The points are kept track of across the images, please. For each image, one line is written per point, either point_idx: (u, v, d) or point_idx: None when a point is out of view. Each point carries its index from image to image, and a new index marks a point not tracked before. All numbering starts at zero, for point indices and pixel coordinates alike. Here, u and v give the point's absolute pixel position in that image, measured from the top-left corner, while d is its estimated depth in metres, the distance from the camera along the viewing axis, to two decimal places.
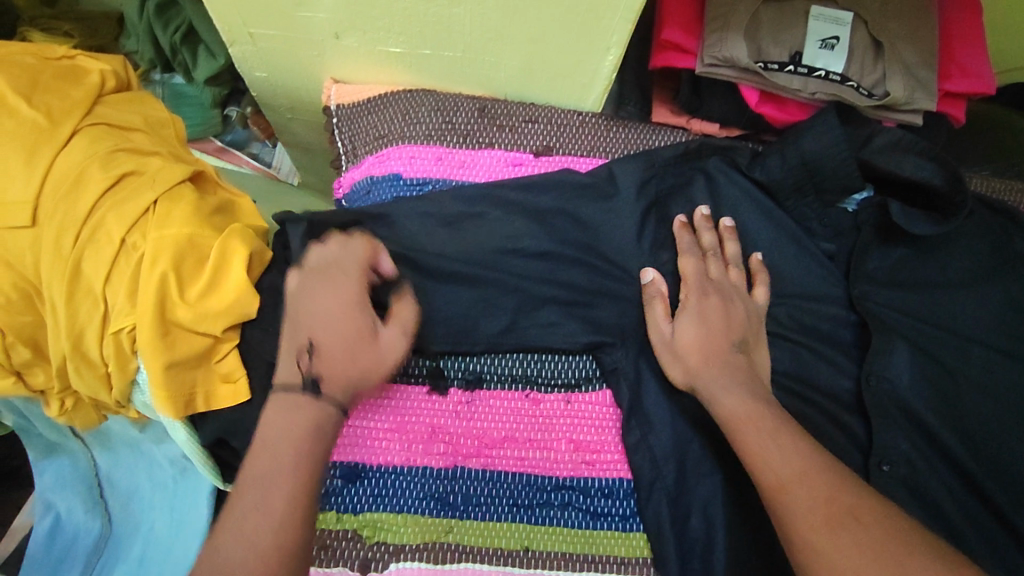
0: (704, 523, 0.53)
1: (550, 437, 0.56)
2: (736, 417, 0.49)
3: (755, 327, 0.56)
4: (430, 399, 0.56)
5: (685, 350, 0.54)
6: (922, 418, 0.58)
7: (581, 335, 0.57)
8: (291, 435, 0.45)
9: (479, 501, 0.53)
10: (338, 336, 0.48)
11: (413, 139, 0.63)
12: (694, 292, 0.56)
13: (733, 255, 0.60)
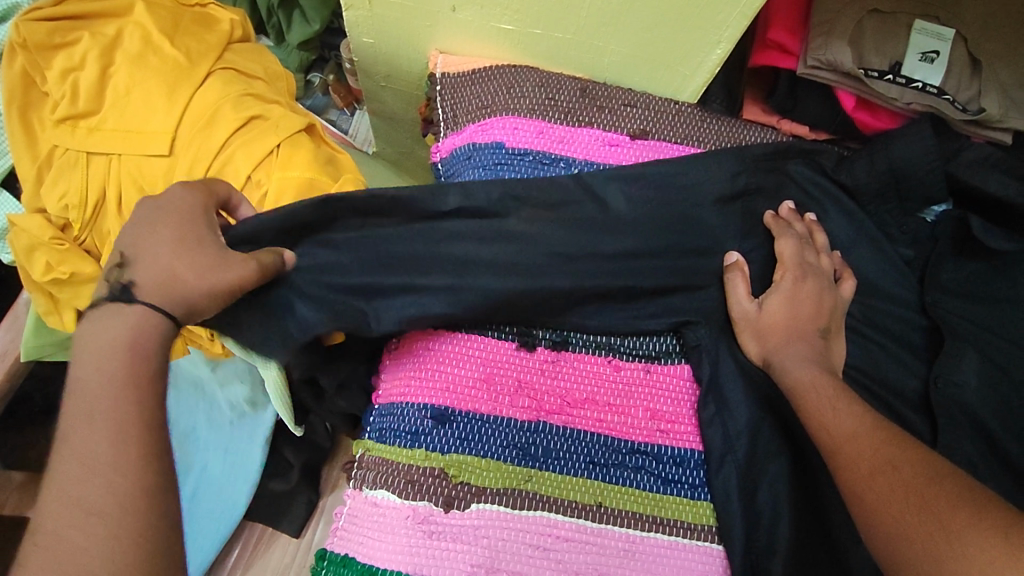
0: (770, 498, 0.55)
1: (628, 403, 0.58)
2: (804, 385, 0.53)
3: (834, 314, 0.59)
4: (518, 355, 0.58)
5: (769, 328, 0.58)
6: (986, 422, 0.59)
7: (664, 316, 0.60)
8: (110, 341, 0.45)
9: (558, 456, 0.55)
10: (170, 245, 0.48)
11: (516, 111, 0.67)
12: (791, 274, 0.60)
13: (823, 246, 0.63)
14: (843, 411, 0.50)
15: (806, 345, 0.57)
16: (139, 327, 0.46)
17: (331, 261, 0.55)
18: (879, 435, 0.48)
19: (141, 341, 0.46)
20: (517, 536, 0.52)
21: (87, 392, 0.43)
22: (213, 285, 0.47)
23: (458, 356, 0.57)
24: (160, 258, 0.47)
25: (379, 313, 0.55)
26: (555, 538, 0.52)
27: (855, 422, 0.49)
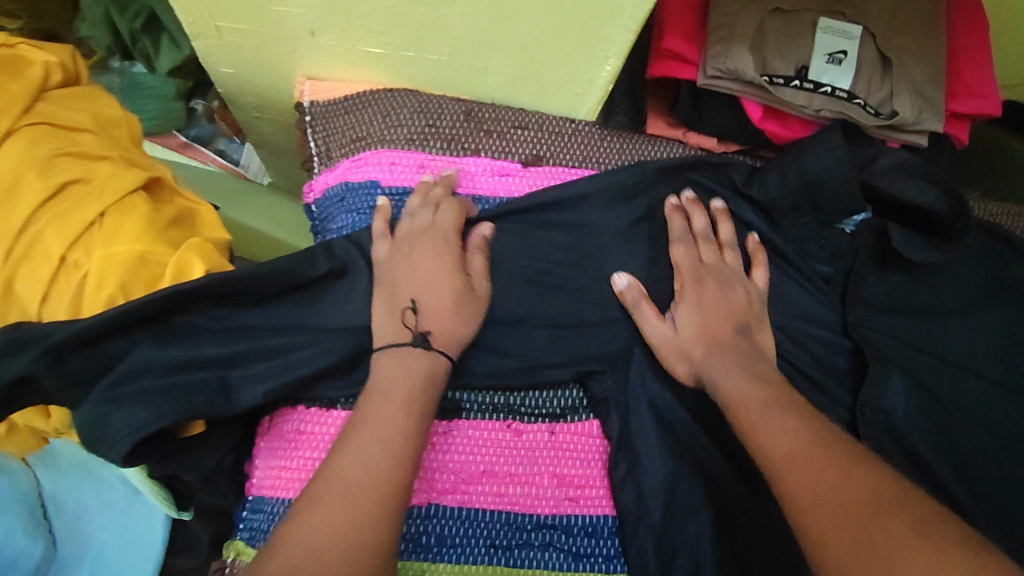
0: (690, 559, 0.49)
1: (532, 472, 0.53)
2: (737, 397, 0.48)
3: (748, 309, 0.55)
4: None
5: (689, 344, 0.53)
6: (916, 450, 0.56)
7: (568, 364, 0.54)
8: (409, 380, 0.47)
9: (454, 543, 0.50)
10: (432, 285, 0.51)
11: (393, 143, 0.59)
12: (689, 280, 0.56)
13: (728, 238, 0.58)
14: (787, 432, 0.44)
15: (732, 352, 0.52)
16: (435, 367, 0.48)
17: (174, 347, 0.48)
18: (822, 458, 0.41)
19: (436, 381, 0.48)
20: None
21: (383, 409, 0.45)
22: (460, 330, 0.51)
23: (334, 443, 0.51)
24: (432, 296, 0.51)
25: (237, 394, 0.48)
26: None
27: (791, 439, 0.43)
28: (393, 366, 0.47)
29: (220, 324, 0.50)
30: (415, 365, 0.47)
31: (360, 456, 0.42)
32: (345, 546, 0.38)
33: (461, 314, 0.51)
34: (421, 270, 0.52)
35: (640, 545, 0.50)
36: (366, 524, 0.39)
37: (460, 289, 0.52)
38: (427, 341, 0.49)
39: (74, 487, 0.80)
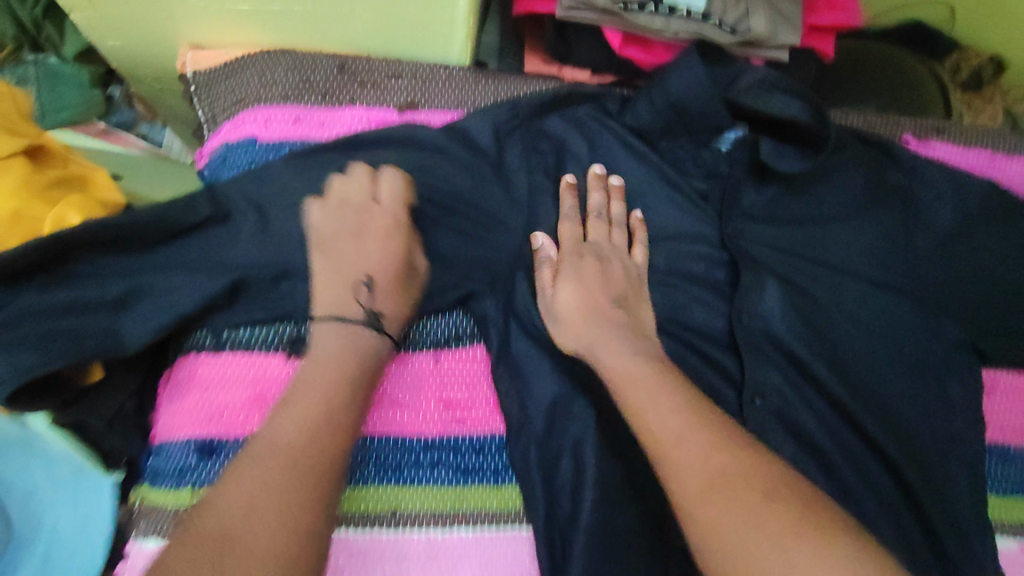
0: (572, 463, 0.53)
1: (417, 399, 0.55)
2: (628, 373, 0.48)
3: (633, 290, 0.56)
4: (289, 366, 0.54)
5: (566, 313, 0.54)
6: (793, 351, 0.59)
7: (447, 292, 0.57)
8: (342, 351, 0.48)
9: (343, 467, 0.52)
10: (385, 263, 0.53)
11: (269, 101, 0.61)
12: (570, 254, 0.57)
13: (614, 216, 0.60)
14: (671, 415, 0.44)
15: (610, 330, 0.52)
16: (379, 348, 0.50)
17: (59, 291, 0.51)
18: (698, 432, 0.43)
19: (364, 360, 0.49)
20: None
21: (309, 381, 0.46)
22: (404, 288, 0.54)
23: (221, 382, 0.54)
24: (380, 268, 0.52)
25: (127, 334, 0.51)
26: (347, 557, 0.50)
27: (679, 417, 0.44)
28: (327, 339, 0.49)
29: (103, 270, 0.52)
30: (349, 329, 0.50)
31: (289, 434, 0.43)
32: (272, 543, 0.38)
33: (409, 293, 0.54)
34: (354, 250, 0.52)
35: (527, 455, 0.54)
36: (290, 493, 0.40)
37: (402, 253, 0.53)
38: (380, 325, 0.51)
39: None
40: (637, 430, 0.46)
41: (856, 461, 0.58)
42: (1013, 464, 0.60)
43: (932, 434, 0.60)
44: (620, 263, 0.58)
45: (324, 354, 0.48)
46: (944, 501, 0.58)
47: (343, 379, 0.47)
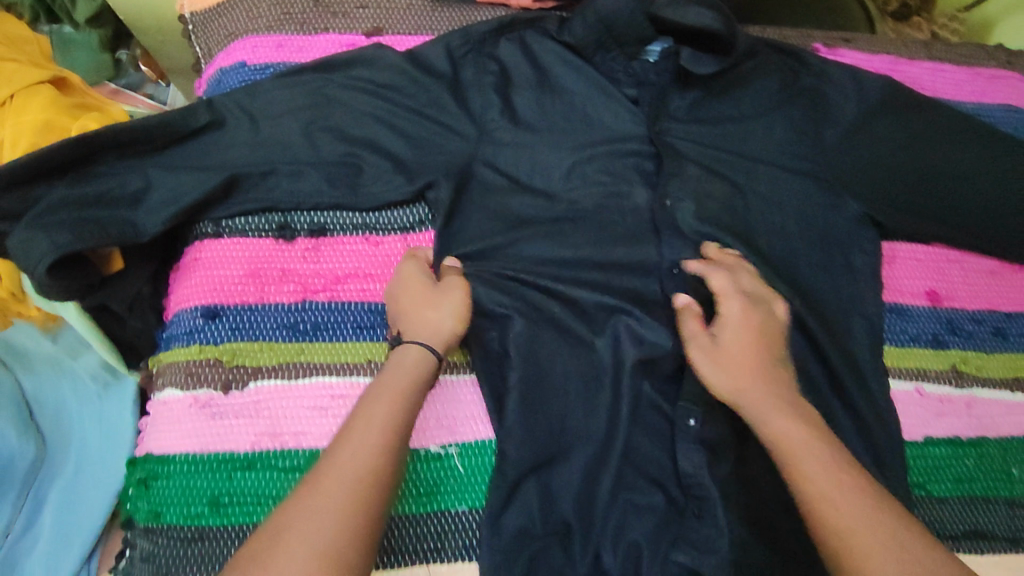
0: (521, 325, 0.63)
1: (388, 272, 0.65)
2: (792, 440, 0.52)
3: (778, 336, 0.60)
4: (278, 248, 0.64)
5: (725, 355, 0.58)
6: (708, 229, 0.68)
7: (405, 187, 0.66)
8: (394, 381, 0.52)
9: (327, 327, 0.62)
10: (400, 298, 0.60)
11: (256, 31, 0.72)
12: (734, 305, 0.61)
13: (754, 289, 0.62)
14: (826, 472, 0.49)
15: (775, 389, 0.56)
16: (413, 363, 0.54)
17: (84, 187, 0.60)
18: (863, 496, 0.48)
19: (425, 376, 0.54)
20: (295, 402, 0.60)
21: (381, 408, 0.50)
22: (434, 320, 0.57)
23: (220, 261, 0.63)
24: (403, 309, 0.59)
25: (144, 227, 0.61)
26: (331, 398, 0.61)
27: (830, 467, 0.50)
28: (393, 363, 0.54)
29: (119, 171, 0.62)
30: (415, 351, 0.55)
31: (357, 447, 0.47)
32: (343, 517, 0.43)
33: (438, 322, 0.57)
34: (388, 293, 0.61)
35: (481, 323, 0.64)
36: (362, 510, 0.44)
37: (424, 290, 0.59)
38: (400, 340, 0.56)
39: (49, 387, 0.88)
40: (801, 497, 0.49)
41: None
42: (908, 319, 0.69)
43: (836, 298, 0.69)
44: (766, 315, 0.61)
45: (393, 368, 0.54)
46: (845, 354, 0.67)
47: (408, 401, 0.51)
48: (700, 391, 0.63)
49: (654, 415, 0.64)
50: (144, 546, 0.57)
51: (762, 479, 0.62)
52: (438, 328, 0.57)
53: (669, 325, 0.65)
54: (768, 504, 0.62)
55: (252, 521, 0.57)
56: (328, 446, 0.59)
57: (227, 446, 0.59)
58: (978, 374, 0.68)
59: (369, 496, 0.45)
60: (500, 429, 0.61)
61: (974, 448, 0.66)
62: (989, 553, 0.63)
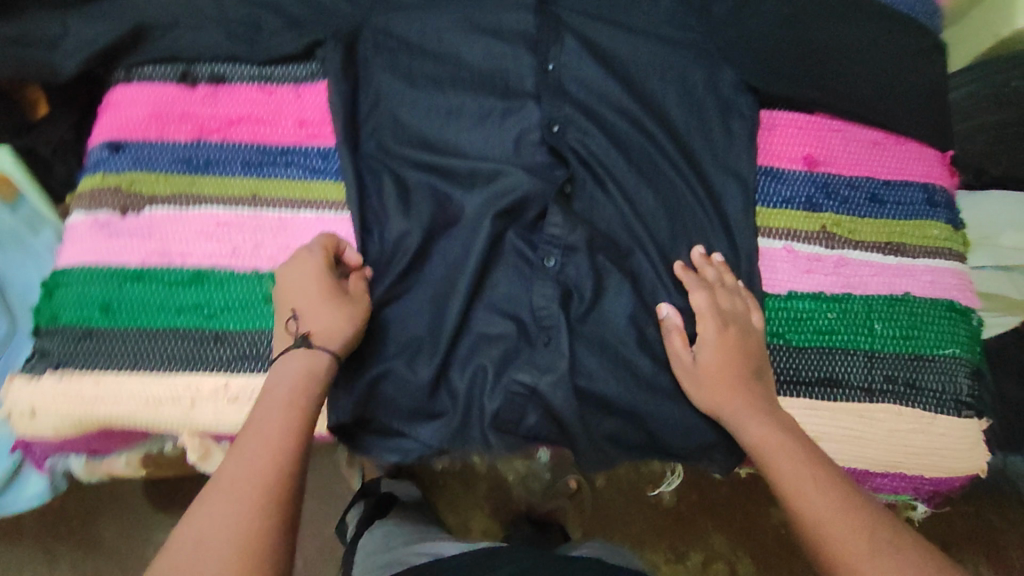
0: (396, 174, 0.69)
1: (279, 118, 0.69)
2: (757, 440, 0.58)
3: (754, 343, 0.64)
4: (181, 94, 0.70)
5: (706, 373, 0.62)
6: (584, 96, 0.70)
7: (294, 42, 0.68)
8: (289, 382, 0.54)
9: (218, 164, 0.68)
10: (306, 292, 0.59)
11: None
12: (713, 325, 0.63)
13: (731, 306, 0.64)
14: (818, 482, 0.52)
15: (747, 395, 0.61)
16: (309, 362, 0.55)
17: (9, 28, 0.67)
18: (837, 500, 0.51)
19: (317, 377, 0.55)
20: (183, 226, 0.66)
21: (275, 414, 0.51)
22: (334, 321, 0.58)
23: (128, 103, 0.69)
24: (304, 302, 0.58)
25: (62, 67, 0.67)
26: (216, 225, 0.66)
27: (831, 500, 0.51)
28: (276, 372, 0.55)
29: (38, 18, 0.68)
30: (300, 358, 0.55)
31: (257, 453, 0.48)
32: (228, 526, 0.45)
33: (330, 317, 0.58)
34: (293, 285, 0.59)
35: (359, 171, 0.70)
36: (259, 513, 0.46)
37: (326, 293, 0.59)
38: (306, 339, 0.56)
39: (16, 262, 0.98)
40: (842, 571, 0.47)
41: (642, 179, 0.69)
42: (782, 182, 0.71)
43: (712, 158, 0.70)
44: (739, 322, 0.64)
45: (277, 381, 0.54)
46: (710, 211, 0.69)
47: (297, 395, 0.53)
48: (558, 235, 0.66)
49: (516, 260, 0.67)
50: (43, 343, 0.64)
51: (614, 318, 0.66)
52: (336, 331, 0.58)
53: (541, 176, 0.68)
54: (618, 341, 0.65)
55: (136, 325, 0.63)
56: (210, 265, 0.65)
57: (120, 261, 0.65)
58: (850, 237, 0.70)
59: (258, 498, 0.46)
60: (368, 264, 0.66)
61: (838, 303, 0.67)
62: (839, 399, 0.65)
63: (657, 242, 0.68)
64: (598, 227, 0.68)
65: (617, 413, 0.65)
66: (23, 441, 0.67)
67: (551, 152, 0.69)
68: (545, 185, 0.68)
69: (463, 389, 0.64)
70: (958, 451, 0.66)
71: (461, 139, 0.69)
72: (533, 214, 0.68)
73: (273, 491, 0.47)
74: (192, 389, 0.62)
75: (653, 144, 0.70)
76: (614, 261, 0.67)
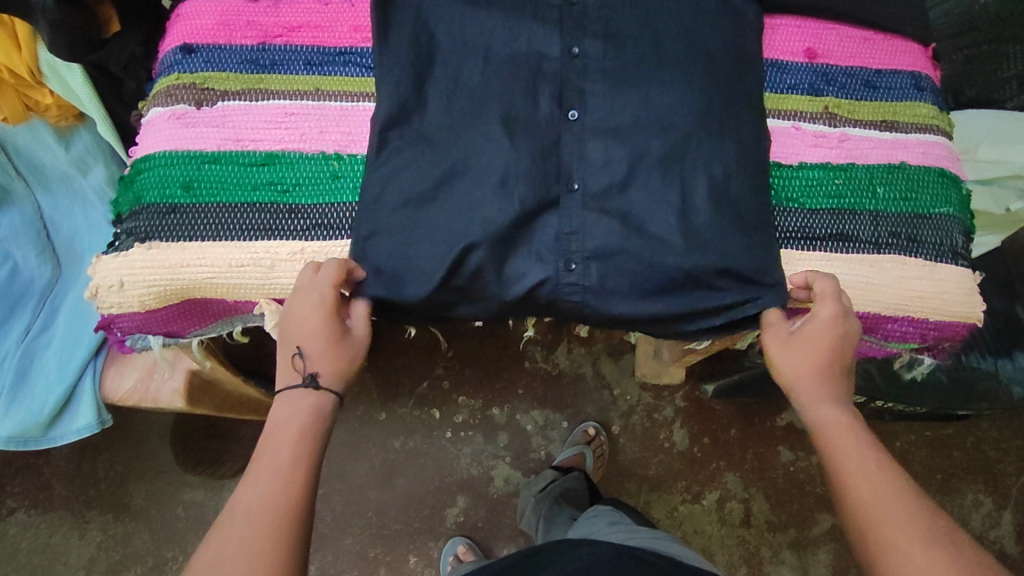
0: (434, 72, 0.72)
1: (335, 24, 0.77)
2: (835, 429, 0.64)
3: (850, 346, 0.67)
4: (245, 4, 0.77)
5: (795, 346, 0.67)
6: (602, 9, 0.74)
7: None
8: (295, 417, 0.63)
9: (283, 65, 0.75)
10: (314, 335, 0.65)
11: None
12: (823, 308, 0.67)
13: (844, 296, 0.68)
14: (869, 465, 0.61)
15: (833, 387, 0.66)
16: (320, 401, 0.65)
17: None
18: (880, 472, 0.61)
19: (321, 411, 0.64)
20: (253, 116, 0.73)
21: (276, 443, 0.61)
22: (345, 365, 0.66)
23: (197, 13, 0.76)
24: (311, 345, 0.65)
25: None
26: (283, 114, 0.73)
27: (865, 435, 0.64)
28: (286, 406, 0.64)
29: None
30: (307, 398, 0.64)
31: (265, 479, 0.59)
32: (251, 533, 0.56)
33: (339, 364, 0.65)
34: (299, 323, 0.65)
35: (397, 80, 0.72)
36: (275, 531, 0.56)
37: (337, 340, 0.66)
38: (313, 380, 0.64)
39: (64, 205, 1.05)
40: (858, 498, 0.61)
41: (665, 91, 0.72)
42: (786, 72, 0.79)
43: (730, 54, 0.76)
44: (829, 326, 0.67)
45: (283, 419, 0.63)
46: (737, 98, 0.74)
47: (302, 436, 0.62)
48: (592, 157, 0.72)
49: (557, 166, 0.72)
50: (129, 224, 0.70)
51: (643, 219, 0.71)
52: (338, 371, 0.65)
53: (562, 106, 0.73)
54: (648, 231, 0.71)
55: (216, 201, 0.70)
56: (280, 149, 0.72)
57: (196, 146, 0.71)
58: (850, 117, 0.78)
59: (270, 515, 0.57)
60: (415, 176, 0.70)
61: (844, 171, 0.76)
62: (850, 252, 0.74)
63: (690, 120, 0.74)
64: (624, 146, 0.72)
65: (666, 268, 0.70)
66: (107, 321, 0.73)
67: (569, 73, 0.73)
68: (571, 104, 0.73)
69: (517, 262, 0.72)
70: (960, 296, 0.74)
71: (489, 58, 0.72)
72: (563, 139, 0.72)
73: (276, 517, 0.57)
74: (272, 254, 0.69)
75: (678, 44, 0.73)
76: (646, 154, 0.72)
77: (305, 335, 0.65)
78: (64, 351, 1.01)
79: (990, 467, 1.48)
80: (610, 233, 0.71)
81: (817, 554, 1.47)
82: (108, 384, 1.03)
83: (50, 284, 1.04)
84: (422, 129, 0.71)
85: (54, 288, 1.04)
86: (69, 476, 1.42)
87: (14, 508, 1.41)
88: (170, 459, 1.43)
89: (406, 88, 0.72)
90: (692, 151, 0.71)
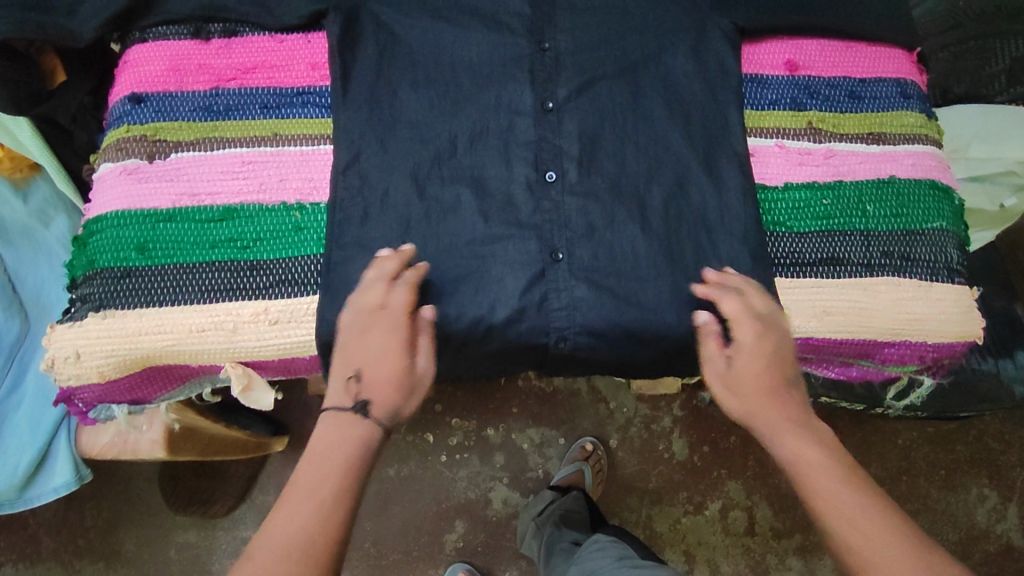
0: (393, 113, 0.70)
1: (291, 62, 0.73)
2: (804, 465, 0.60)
3: (787, 362, 0.64)
4: (195, 46, 0.72)
5: (743, 376, 0.63)
6: (571, 39, 0.71)
7: None
8: (341, 445, 0.59)
9: (238, 109, 0.71)
10: (377, 358, 0.61)
11: None
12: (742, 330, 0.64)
13: (766, 309, 0.65)
14: (835, 492, 0.58)
15: (781, 413, 0.62)
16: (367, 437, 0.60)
17: None
18: (846, 497, 0.58)
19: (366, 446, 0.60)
20: (208, 168, 0.69)
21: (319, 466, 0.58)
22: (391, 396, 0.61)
23: (144, 59, 0.72)
24: (371, 367, 0.61)
25: (80, 34, 0.69)
26: (240, 163, 0.69)
27: (808, 452, 0.61)
28: (330, 429, 0.60)
29: None
30: (357, 430, 0.60)
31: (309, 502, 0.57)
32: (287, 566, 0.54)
33: (383, 389, 0.61)
34: (363, 342, 0.62)
35: (362, 124, 0.69)
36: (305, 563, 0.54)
37: (396, 356, 0.61)
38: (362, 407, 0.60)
39: (28, 257, 1.01)
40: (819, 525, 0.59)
41: (639, 134, 0.70)
42: (767, 87, 0.76)
43: (708, 73, 0.73)
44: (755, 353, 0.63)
45: (334, 446, 0.59)
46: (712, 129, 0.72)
47: (348, 475, 0.58)
48: (575, 222, 0.68)
49: (537, 227, 0.68)
50: (83, 291, 0.66)
51: (621, 262, 0.67)
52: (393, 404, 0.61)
53: (540, 156, 0.69)
54: (629, 281, 0.67)
55: (174, 262, 0.66)
56: (238, 202, 0.68)
57: (150, 203, 0.67)
58: (835, 131, 0.75)
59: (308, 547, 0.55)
60: (385, 233, 0.67)
61: (831, 190, 0.73)
62: (841, 275, 0.70)
63: (671, 150, 0.71)
64: (598, 179, 0.69)
65: (656, 305, 0.67)
66: (67, 391, 0.70)
67: (544, 130, 0.69)
68: (546, 150, 0.69)
69: (492, 305, 0.66)
70: (956, 314, 0.71)
71: (458, 111, 0.70)
72: (537, 181, 0.69)
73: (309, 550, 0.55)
74: (234, 316, 0.66)
75: (648, 75, 0.72)
76: (627, 185, 0.69)
77: (384, 378, 0.61)
78: (36, 410, 0.97)
79: (994, 459, 1.46)
80: (589, 272, 0.67)
81: (822, 559, 1.45)
82: (84, 439, 0.99)
83: (17, 340, 0.98)
84: (391, 174, 0.68)
85: (21, 345, 0.98)
86: (56, 525, 1.38)
87: (3, 562, 1.37)
88: (159, 503, 1.39)
89: (374, 128, 0.69)
90: (675, 188, 0.70)
